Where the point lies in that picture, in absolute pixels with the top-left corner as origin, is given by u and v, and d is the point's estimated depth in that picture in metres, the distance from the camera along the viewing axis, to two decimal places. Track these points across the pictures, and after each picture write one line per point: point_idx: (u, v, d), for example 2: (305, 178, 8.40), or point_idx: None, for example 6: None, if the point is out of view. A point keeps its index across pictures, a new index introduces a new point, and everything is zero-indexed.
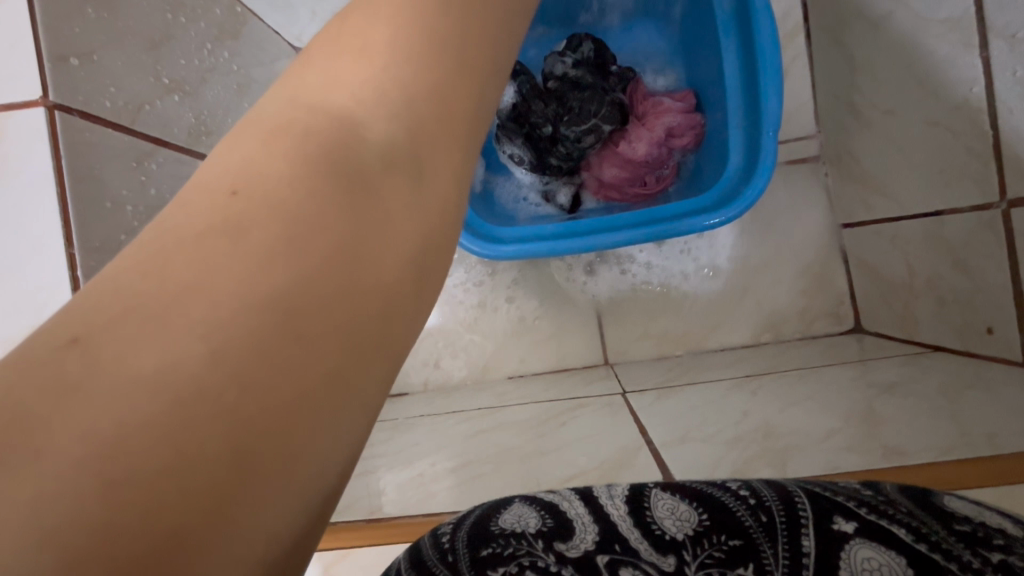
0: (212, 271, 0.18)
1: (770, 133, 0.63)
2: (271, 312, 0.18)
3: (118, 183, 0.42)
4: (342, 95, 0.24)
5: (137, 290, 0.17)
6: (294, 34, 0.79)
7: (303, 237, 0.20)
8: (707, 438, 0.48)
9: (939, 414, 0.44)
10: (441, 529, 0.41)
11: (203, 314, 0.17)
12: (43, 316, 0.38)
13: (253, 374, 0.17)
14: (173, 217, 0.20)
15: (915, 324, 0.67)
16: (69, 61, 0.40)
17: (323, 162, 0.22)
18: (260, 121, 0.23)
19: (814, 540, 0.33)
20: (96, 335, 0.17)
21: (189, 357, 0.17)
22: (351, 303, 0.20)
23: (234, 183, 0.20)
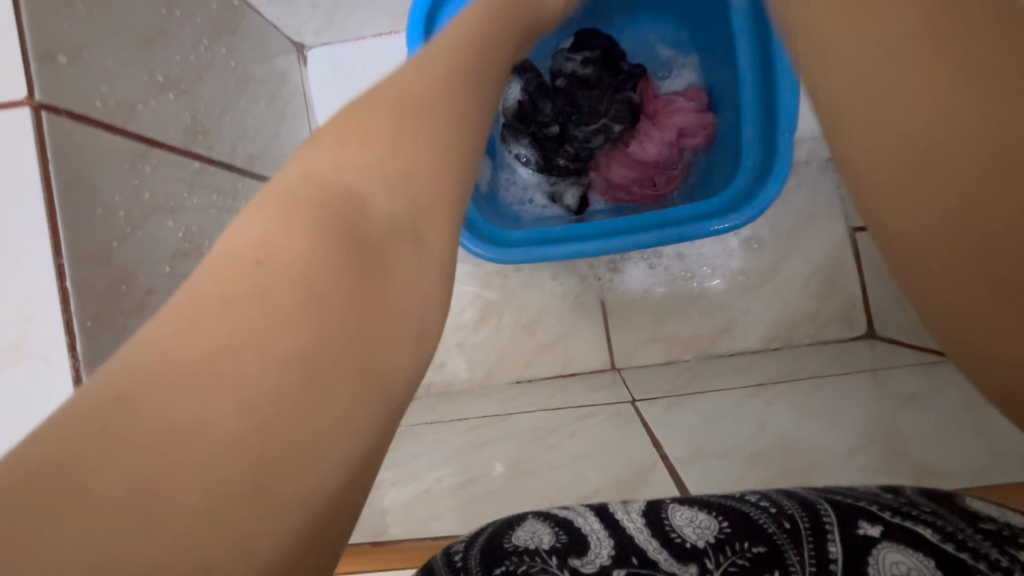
0: (239, 336, 0.20)
1: (788, 132, 0.61)
2: (295, 373, 0.20)
3: (111, 188, 0.40)
4: (351, 171, 0.26)
5: (171, 352, 0.19)
6: (294, 29, 0.77)
7: (322, 302, 0.21)
8: (722, 453, 0.46)
9: (966, 431, 0.43)
10: (453, 548, 0.39)
11: (233, 374, 0.19)
12: (31, 330, 0.35)
13: (277, 425, 0.19)
14: (199, 287, 0.21)
15: (931, 331, 0.64)
16: (57, 58, 0.38)
17: (338, 235, 0.23)
18: (275, 195, 0.24)
19: (841, 546, 0.32)
20: (141, 394, 0.18)
21: (220, 413, 0.18)
22: (364, 357, 0.22)
23: (257, 253, 0.22)
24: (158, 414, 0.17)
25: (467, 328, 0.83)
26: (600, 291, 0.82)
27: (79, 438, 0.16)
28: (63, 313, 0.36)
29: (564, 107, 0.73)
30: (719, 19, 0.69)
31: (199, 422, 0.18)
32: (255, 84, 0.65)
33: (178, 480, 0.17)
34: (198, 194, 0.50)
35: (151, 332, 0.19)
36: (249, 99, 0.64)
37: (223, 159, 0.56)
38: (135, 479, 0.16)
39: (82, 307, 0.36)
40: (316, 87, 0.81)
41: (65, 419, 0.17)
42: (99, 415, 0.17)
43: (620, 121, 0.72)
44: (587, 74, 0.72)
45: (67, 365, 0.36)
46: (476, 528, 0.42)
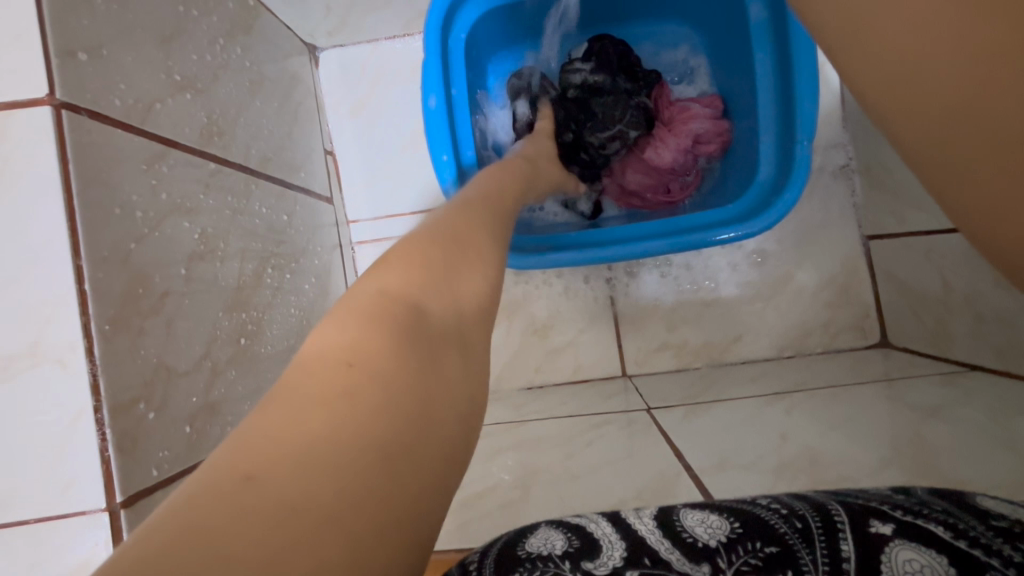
0: (338, 425, 0.20)
1: (805, 141, 0.61)
2: (385, 464, 0.20)
3: (129, 187, 0.39)
4: (413, 289, 0.29)
5: (284, 438, 0.19)
6: (307, 31, 0.76)
7: (403, 402, 0.23)
8: (746, 464, 0.46)
9: (996, 442, 0.42)
10: (469, 558, 0.38)
11: (336, 460, 0.19)
12: (46, 332, 0.35)
13: (372, 507, 0.19)
14: (296, 384, 0.22)
15: (948, 340, 0.64)
16: (77, 56, 0.37)
17: (411, 343, 0.25)
18: (354, 308, 0.27)
19: (854, 544, 0.31)
20: (267, 473, 0.18)
21: (327, 496, 0.18)
22: (438, 454, 0.23)
23: (346, 355, 0.23)
24: (281, 487, 0.18)
25: None
26: (608, 291, 0.81)
27: (222, 512, 0.17)
28: (80, 316, 0.35)
29: (577, 114, 0.72)
30: (736, 26, 0.68)
31: (307, 498, 0.18)
32: (270, 85, 0.65)
33: (292, 557, 0.17)
34: (214, 195, 0.50)
35: (254, 424, 0.20)
36: (263, 99, 0.63)
37: (238, 160, 0.55)
38: (265, 549, 0.17)
39: (99, 311, 0.36)
40: (328, 90, 0.81)
41: (195, 495, 0.18)
42: (227, 493, 0.18)
43: (634, 126, 0.72)
44: (599, 81, 0.71)
45: (85, 369, 0.35)
46: (496, 536, 0.42)
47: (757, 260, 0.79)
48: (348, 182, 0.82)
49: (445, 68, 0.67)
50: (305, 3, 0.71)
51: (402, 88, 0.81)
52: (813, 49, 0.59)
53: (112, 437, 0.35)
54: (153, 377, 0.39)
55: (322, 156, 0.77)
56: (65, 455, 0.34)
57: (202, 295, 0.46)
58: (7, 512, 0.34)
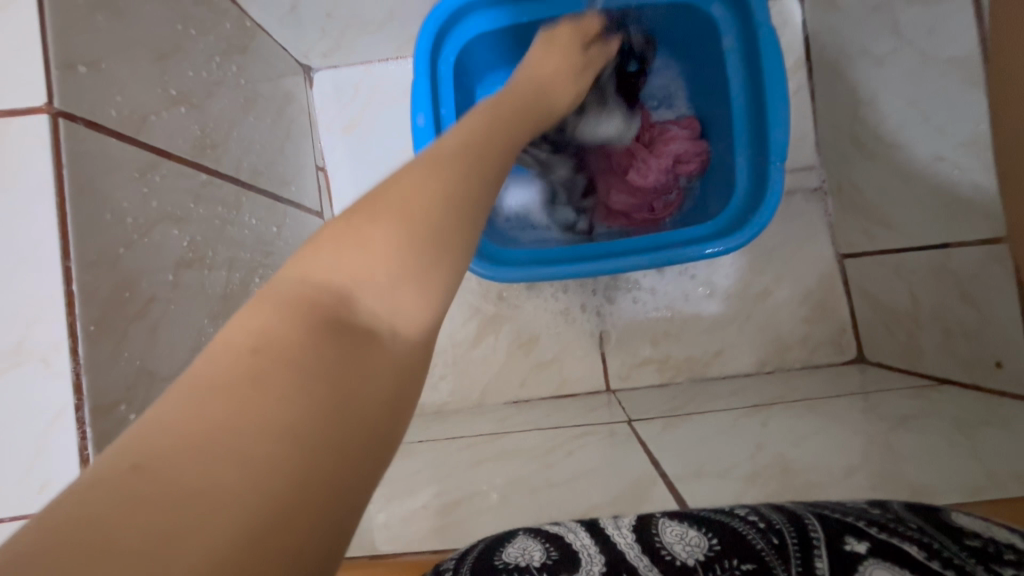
0: (240, 413, 0.21)
1: (778, 162, 0.64)
2: (294, 447, 0.21)
3: (119, 195, 0.40)
4: (348, 268, 0.28)
5: (183, 429, 0.20)
6: (302, 52, 0.78)
7: (315, 384, 0.23)
8: (720, 471, 0.47)
9: (960, 452, 0.43)
10: (443, 565, 0.38)
11: (237, 449, 0.20)
12: (31, 332, 0.35)
13: (275, 490, 0.20)
14: (201, 372, 0.23)
15: (921, 355, 0.66)
16: (77, 69, 0.39)
17: (332, 327, 0.26)
18: (276, 294, 0.27)
19: (829, 562, 0.31)
20: (154, 465, 0.19)
21: (223, 484, 0.19)
22: (357, 433, 0.23)
23: (254, 341, 0.24)
24: (176, 476, 0.19)
25: (464, 347, 0.83)
26: (599, 324, 0.82)
27: (107, 504, 0.18)
28: (67, 317, 0.35)
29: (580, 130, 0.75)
30: (711, 53, 0.72)
31: (201, 488, 0.19)
32: (264, 102, 0.67)
33: (181, 547, 0.18)
34: (204, 206, 0.51)
35: (154, 415, 0.21)
36: (256, 115, 0.65)
37: (229, 172, 0.57)
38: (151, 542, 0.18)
39: (86, 311, 0.36)
40: (322, 109, 0.83)
41: (83, 497, 0.18)
42: (117, 485, 0.19)
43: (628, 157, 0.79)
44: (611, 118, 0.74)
45: (68, 369, 0.35)
46: (476, 539, 0.42)
47: (706, 292, 0.81)
48: (339, 198, 0.83)
49: (434, 90, 0.70)
50: (300, 27, 0.73)
51: (394, 108, 0.83)
52: (783, 78, 0.63)
53: (92, 438, 0.36)
54: (136, 380, 0.39)
55: (313, 172, 0.79)
56: (50, 457, 0.35)
57: (188, 301, 0.46)
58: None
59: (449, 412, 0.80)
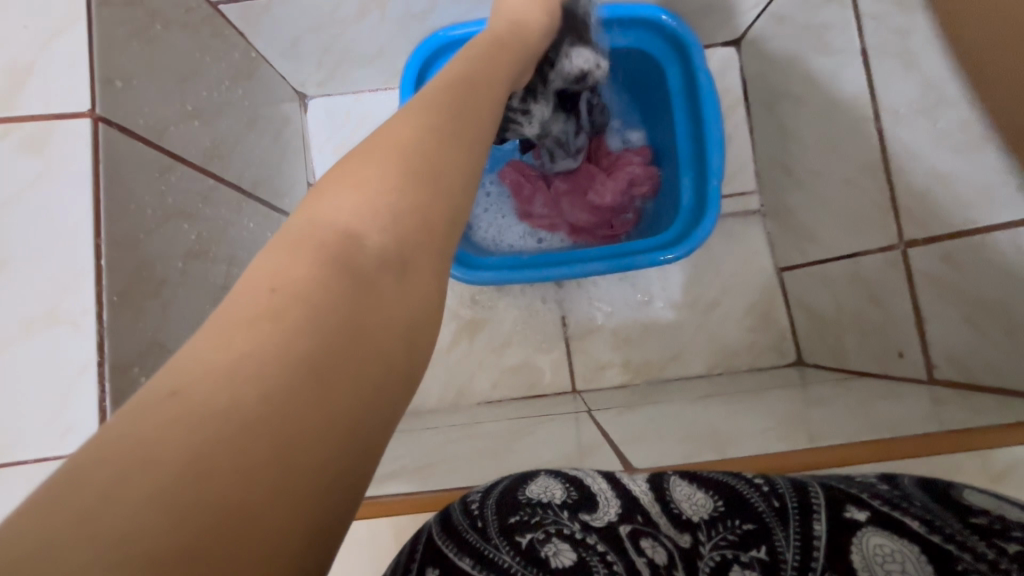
0: (259, 346, 0.26)
1: (715, 181, 0.74)
2: (305, 375, 0.26)
3: (143, 190, 0.47)
4: (349, 205, 0.34)
5: (211, 360, 0.25)
6: (298, 82, 0.87)
7: (321, 321, 0.28)
8: (659, 440, 0.54)
9: (859, 420, 0.51)
10: (469, 497, 0.44)
11: (256, 380, 0.25)
12: (65, 296, 0.41)
13: (289, 413, 0.25)
14: (229, 309, 0.28)
15: (847, 354, 0.74)
16: (114, 83, 0.46)
17: (339, 267, 0.31)
18: (292, 232, 0.32)
19: (826, 525, 0.37)
20: (187, 391, 0.24)
21: (245, 407, 0.24)
22: (358, 366, 0.28)
23: (274, 282, 0.29)
24: (200, 404, 0.24)
25: (439, 350, 0.89)
26: (563, 328, 0.89)
27: (145, 426, 0.23)
28: (96, 286, 0.42)
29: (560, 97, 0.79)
30: (658, 91, 0.83)
31: (228, 411, 0.24)
32: (264, 122, 0.74)
33: (214, 453, 0.23)
34: (211, 206, 0.58)
35: (194, 346, 0.26)
36: (257, 133, 0.73)
37: (233, 181, 0.64)
38: (189, 455, 0.23)
39: (111, 283, 0.42)
40: (314, 132, 0.91)
41: (132, 416, 0.23)
42: (158, 407, 0.24)
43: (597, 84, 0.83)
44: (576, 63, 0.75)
45: (93, 330, 0.41)
46: (445, 491, 0.48)
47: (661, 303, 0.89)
48: None
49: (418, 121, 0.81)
50: (298, 59, 0.81)
51: None
52: (718, 113, 0.74)
53: (110, 390, 0.41)
54: (148, 349, 0.45)
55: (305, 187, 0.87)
56: (73, 406, 0.41)
57: (195, 288, 0.53)
58: (21, 452, 0.41)
59: (424, 411, 0.85)
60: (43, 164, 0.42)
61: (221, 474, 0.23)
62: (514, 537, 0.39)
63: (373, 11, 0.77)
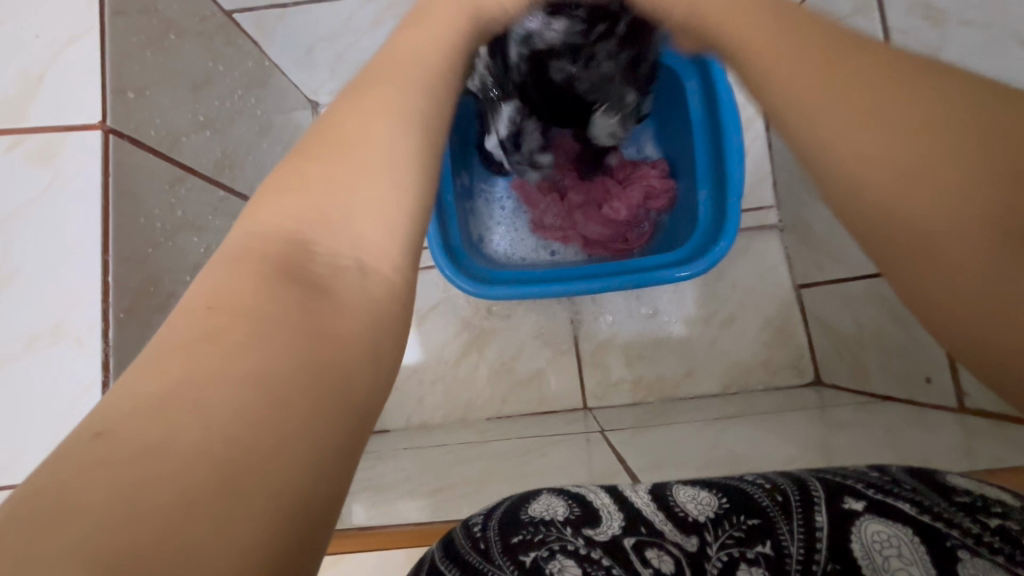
0: (199, 367, 0.23)
1: (735, 197, 0.72)
2: (257, 390, 0.23)
3: (154, 202, 0.46)
4: (301, 214, 0.32)
5: (144, 393, 0.22)
6: (312, 90, 0.82)
7: (268, 332, 0.25)
8: (677, 466, 0.52)
9: (885, 451, 0.49)
10: (472, 520, 0.42)
11: (201, 404, 0.22)
12: (70, 314, 0.40)
13: (241, 432, 0.22)
14: (162, 335, 0.25)
15: (867, 375, 0.72)
16: (126, 94, 0.45)
17: (281, 275, 0.28)
18: (229, 252, 0.29)
19: (827, 516, 0.34)
20: (115, 425, 0.21)
21: (189, 433, 0.21)
22: (318, 372, 0.25)
23: (209, 301, 0.26)
24: (138, 434, 0.21)
25: (448, 364, 0.88)
26: (573, 343, 0.88)
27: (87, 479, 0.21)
28: (102, 303, 0.41)
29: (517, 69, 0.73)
30: (678, 104, 0.81)
31: (167, 441, 0.21)
32: (278, 131, 0.74)
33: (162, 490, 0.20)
34: (221, 218, 0.57)
35: (121, 384, 0.23)
36: (269, 142, 0.72)
37: (243, 191, 0.63)
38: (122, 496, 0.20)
39: (118, 300, 0.41)
40: None
41: (61, 452, 0.21)
42: (83, 449, 0.21)
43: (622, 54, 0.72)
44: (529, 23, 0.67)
45: (99, 349, 0.40)
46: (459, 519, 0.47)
47: (676, 320, 0.87)
48: None
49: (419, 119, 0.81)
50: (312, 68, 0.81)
51: None
52: (739, 128, 0.72)
53: None
54: None
55: None
56: (76, 427, 0.40)
57: None
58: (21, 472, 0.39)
59: (433, 426, 0.84)
60: (51, 177, 0.41)
61: (175, 495, 0.20)
62: (518, 557, 0.37)
63: (388, 19, 0.77)
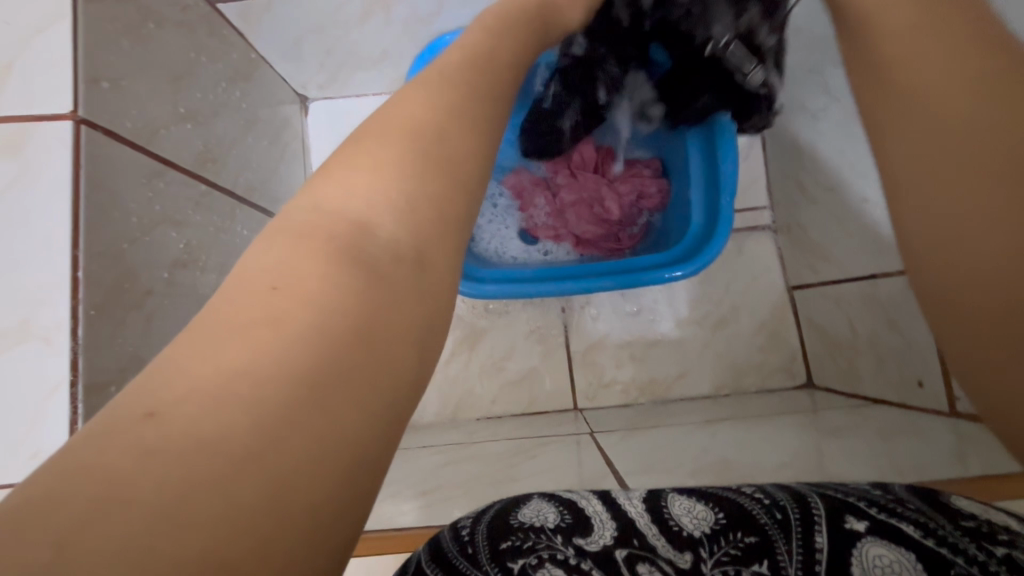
0: (262, 355, 0.22)
1: (727, 198, 0.71)
2: (310, 384, 0.22)
3: (129, 196, 0.44)
4: (355, 195, 0.30)
5: (199, 375, 0.21)
6: (300, 83, 0.84)
7: (329, 322, 0.24)
8: (668, 470, 0.51)
9: (877, 456, 0.48)
10: (461, 522, 0.41)
11: (253, 390, 0.21)
12: (39, 310, 0.39)
13: (293, 426, 0.21)
14: (219, 311, 0.24)
15: (860, 378, 0.72)
16: (100, 83, 0.43)
17: (339, 258, 0.27)
18: (284, 228, 0.28)
19: (827, 538, 0.33)
20: (169, 409, 0.20)
21: (238, 424, 0.20)
22: (371, 371, 0.24)
23: (273, 281, 0.25)
24: (184, 413, 0.20)
25: (437, 363, 0.86)
26: (564, 342, 0.86)
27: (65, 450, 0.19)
28: (71, 300, 0.39)
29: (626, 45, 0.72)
30: None
31: (221, 427, 0.20)
32: (263, 124, 0.72)
33: (196, 486, 0.19)
34: (202, 213, 0.55)
35: (172, 359, 0.22)
36: (255, 136, 0.70)
37: (227, 186, 0.61)
38: (169, 479, 0.19)
39: (88, 296, 0.40)
40: (315, 136, 0.88)
41: None
42: (128, 429, 0.19)
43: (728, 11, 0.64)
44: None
45: (67, 347, 0.39)
46: (445, 523, 0.45)
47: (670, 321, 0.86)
48: None
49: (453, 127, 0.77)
50: (299, 60, 0.79)
51: None
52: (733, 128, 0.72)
53: (82, 413, 0.39)
54: (128, 364, 0.43)
55: None
56: (43, 427, 0.38)
57: (180, 299, 0.50)
58: None
59: (421, 426, 0.82)
60: (19, 167, 0.40)
61: (213, 480, 0.19)
62: (506, 564, 0.36)
63: (378, 13, 0.76)
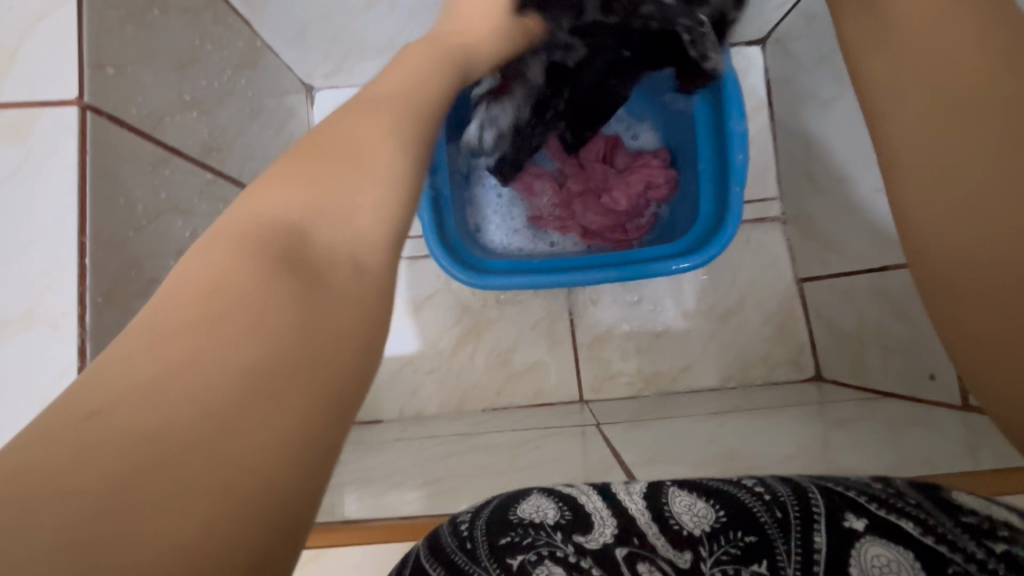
0: (202, 355, 0.23)
1: (737, 189, 0.70)
2: (246, 381, 0.23)
3: (134, 184, 0.44)
4: (296, 196, 0.30)
5: (142, 376, 0.22)
6: (306, 73, 0.83)
7: (269, 320, 0.25)
8: (673, 461, 0.51)
9: (884, 448, 0.48)
10: (459, 517, 0.40)
11: (194, 387, 0.22)
12: (45, 296, 0.39)
13: (236, 425, 0.22)
14: (157, 312, 0.24)
15: (869, 371, 0.71)
16: (105, 70, 0.43)
17: (279, 257, 0.27)
18: (225, 229, 0.28)
19: (826, 537, 0.33)
20: (108, 409, 0.21)
21: (178, 420, 0.21)
22: (312, 368, 0.25)
23: (208, 282, 0.25)
24: (126, 415, 0.20)
25: (442, 354, 0.86)
26: (570, 334, 0.86)
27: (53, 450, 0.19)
28: (77, 287, 0.39)
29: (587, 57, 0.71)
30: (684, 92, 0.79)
31: (164, 426, 0.21)
32: (268, 114, 0.72)
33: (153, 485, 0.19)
34: (207, 201, 0.55)
35: (108, 362, 0.22)
36: (260, 125, 0.70)
37: (232, 174, 0.61)
38: (116, 475, 0.19)
39: (95, 284, 0.40)
40: None
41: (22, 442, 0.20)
42: (64, 431, 0.20)
43: None
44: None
45: (74, 333, 0.39)
46: (448, 513, 0.46)
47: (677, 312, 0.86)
48: None
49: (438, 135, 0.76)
50: (304, 49, 0.79)
51: None
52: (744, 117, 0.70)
53: None
54: None
55: None
56: None
57: None
58: None
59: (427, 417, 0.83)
60: (24, 153, 0.40)
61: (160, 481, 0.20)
62: (504, 561, 0.36)
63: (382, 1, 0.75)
